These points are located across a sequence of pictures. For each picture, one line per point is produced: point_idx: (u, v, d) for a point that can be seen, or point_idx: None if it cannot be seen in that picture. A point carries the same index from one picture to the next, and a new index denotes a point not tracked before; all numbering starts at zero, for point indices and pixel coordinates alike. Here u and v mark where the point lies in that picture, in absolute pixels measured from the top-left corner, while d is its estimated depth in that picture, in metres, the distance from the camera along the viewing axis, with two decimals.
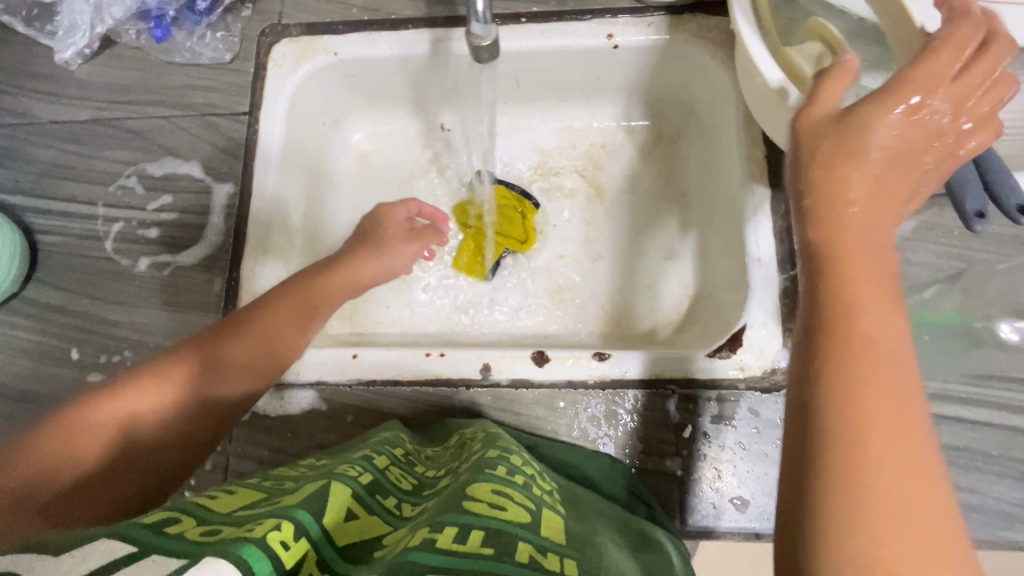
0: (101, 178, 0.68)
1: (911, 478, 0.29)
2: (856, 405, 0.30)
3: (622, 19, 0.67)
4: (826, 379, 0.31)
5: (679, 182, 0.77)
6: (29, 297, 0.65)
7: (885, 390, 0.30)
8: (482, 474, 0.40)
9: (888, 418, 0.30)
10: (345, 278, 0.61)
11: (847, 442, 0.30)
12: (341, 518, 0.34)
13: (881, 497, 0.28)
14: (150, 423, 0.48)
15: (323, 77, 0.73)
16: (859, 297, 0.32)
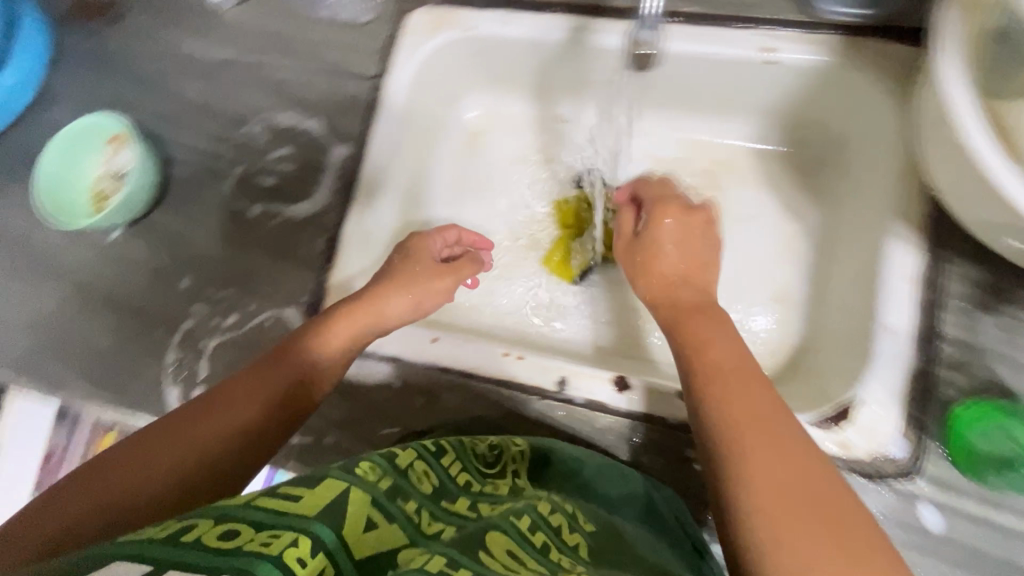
0: (233, 120, 0.72)
1: (781, 450, 0.38)
2: (723, 400, 0.41)
3: (786, 33, 0.60)
4: (699, 388, 0.43)
5: (806, 221, 0.70)
6: (155, 221, 0.70)
7: (754, 429, 0.39)
8: (501, 529, 0.37)
9: (770, 458, 0.38)
10: (394, 299, 0.57)
11: (728, 427, 0.40)
12: (359, 527, 0.32)
13: (767, 478, 0.37)
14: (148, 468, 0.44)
15: (453, 51, 0.72)
16: (709, 360, 0.44)
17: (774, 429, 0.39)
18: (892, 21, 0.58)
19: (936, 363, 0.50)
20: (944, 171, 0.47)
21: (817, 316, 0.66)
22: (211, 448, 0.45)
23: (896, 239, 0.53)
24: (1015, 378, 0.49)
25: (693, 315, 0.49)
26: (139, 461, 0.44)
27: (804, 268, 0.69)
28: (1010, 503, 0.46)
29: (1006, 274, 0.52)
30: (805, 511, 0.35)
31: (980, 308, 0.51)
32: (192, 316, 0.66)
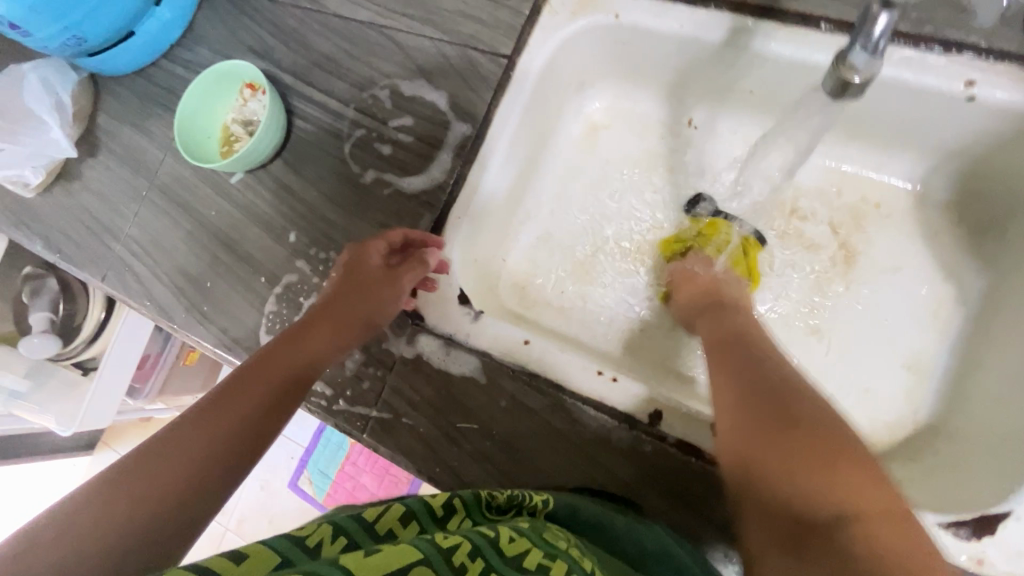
0: (359, 81, 0.71)
1: (795, 408, 0.41)
2: (735, 373, 0.47)
3: (996, 66, 0.51)
4: (717, 369, 0.49)
5: (962, 285, 0.62)
6: (274, 172, 0.71)
7: (763, 409, 0.42)
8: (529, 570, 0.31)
9: (775, 429, 0.40)
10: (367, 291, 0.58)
11: (746, 391, 0.44)
12: (360, 553, 0.28)
13: (787, 433, 0.40)
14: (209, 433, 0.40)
15: (592, 37, 0.67)
16: (723, 364, 0.49)
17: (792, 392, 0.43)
18: None
19: None
20: None
21: (958, 396, 0.58)
22: (244, 416, 0.43)
23: None
24: None
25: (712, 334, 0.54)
26: (170, 449, 0.38)
27: (951, 337, 0.61)
28: None
29: None
30: (827, 462, 0.37)
31: None
32: (294, 272, 0.67)
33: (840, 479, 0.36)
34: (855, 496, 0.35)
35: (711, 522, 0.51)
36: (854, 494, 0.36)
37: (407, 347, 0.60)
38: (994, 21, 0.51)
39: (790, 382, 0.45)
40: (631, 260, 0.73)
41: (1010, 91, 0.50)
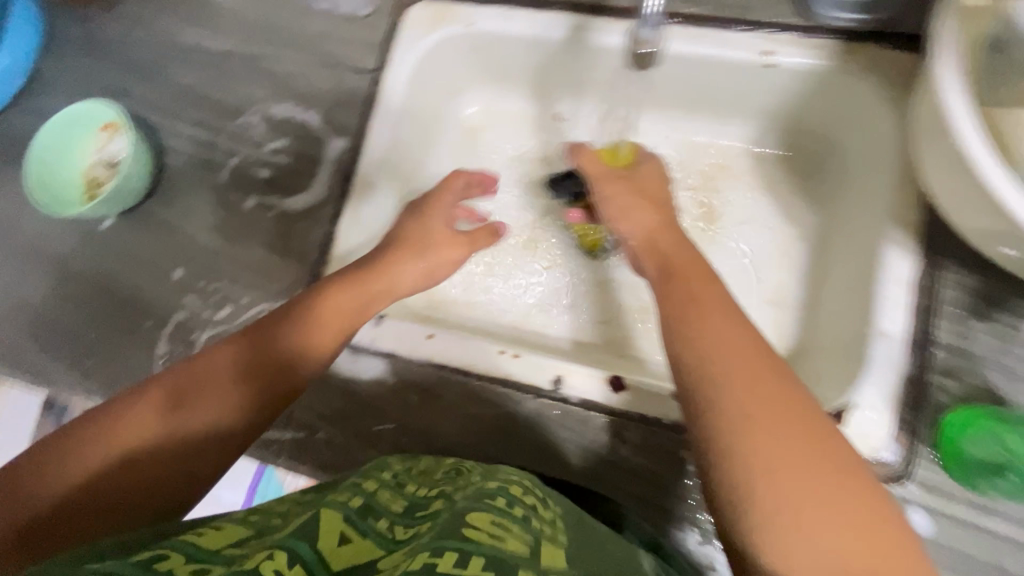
0: (228, 110, 0.71)
1: (808, 439, 0.37)
2: (735, 381, 0.39)
3: (785, 36, 0.60)
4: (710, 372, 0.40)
5: (800, 224, 0.71)
6: (148, 211, 0.69)
7: (758, 402, 0.38)
8: (477, 504, 0.35)
9: (777, 431, 0.37)
10: (348, 293, 0.54)
11: (750, 414, 0.38)
12: (333, 543, 0.31)
13: (802, 481, 0.36)
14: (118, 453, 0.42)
15: (452, 46, 0.71)
16: (702, 329, 0.43)
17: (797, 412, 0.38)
18: (892, 25, 0.58)
19: (930, 368, 0.50)
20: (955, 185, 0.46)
21: (811, 319, 0.66)
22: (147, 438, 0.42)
23: (891, 247, 0.53)
24: (1008, 386, 0.49)
25: (684, 301, 0.45)
26: (79, 452, 0.41)
27: (799, 270, 0.70)
28: (1004, 510, 0.46)
29: (1007, 285, 0.50)
30: (844, 506, 0.35)
31: (978, 315, 0.50)
32: (182, 308, 0.65)
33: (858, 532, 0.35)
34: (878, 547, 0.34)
35: (616, 465, 0.54)
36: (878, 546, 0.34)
37: None
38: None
39: (777, 371, 0.40)
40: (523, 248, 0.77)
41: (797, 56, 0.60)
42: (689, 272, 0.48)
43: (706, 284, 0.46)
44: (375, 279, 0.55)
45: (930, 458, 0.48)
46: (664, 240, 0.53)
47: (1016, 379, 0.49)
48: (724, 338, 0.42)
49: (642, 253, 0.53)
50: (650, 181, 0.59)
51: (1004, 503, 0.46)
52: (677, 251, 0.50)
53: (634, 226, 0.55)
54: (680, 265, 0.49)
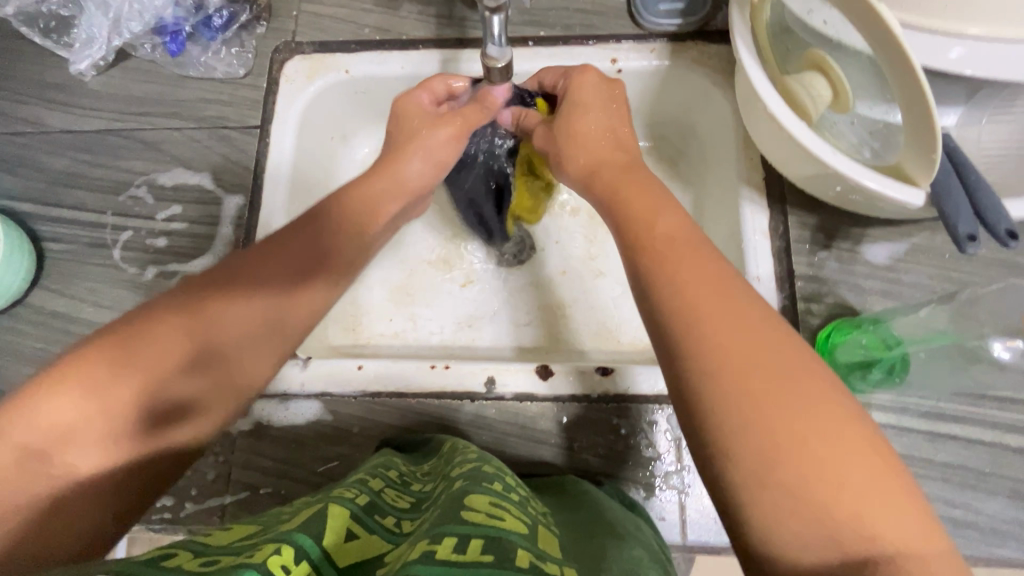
0: (111, 187, 0.69)
1: (773, 358, 0.35)
2: (692, 300, 0.38)
3: (626, 44, 0.70)
4: (671, 294, 0.39)
5: (678, 202, 0.80)
6: (35, 304, 0.65)
7: (728, 325, 0.37)
8: (480, 487, 0.40)
9: (746, 353, 0.35)
10: (283, 335, 0.50)
11: (713, 334, 0.36)
12: (340, 539, 0.34)
13: (764, 403, 0.34)
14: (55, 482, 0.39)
15: (334, 93, 0.75)
16: (661, 266, 0.41)
17: (764, 330, 0.37)
18: (707, 24, 0.69)
19: (796, 298, 0.58)
20: (771, 142, 0.55)
21: None
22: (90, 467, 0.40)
23: (747, 204, 0.63)
24: (859, 300, 0.58)
25: (644, 239, 0.44)
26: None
27: None
28: (878, 401, 0.54)
29: (840, 218, 0.60)
30: (817, 428, 0.33)
31: (822, 246, 0.60)
32: None
33: (830, 460, 0.32)
34: (849, 476, 0.31)
35: (560, 447, 0.58)
36: (849, 475, 0.31)
37: (244, 419, 0.60)
38: (611, 16, 0.71)
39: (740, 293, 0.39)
40: (436, 269, 0.79)
41: (639, 59, 0.70)
42: (640, 209, 0.46)
43: (657, 216, 0.45)
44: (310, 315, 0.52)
45: None
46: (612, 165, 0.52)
47: (863, 292, 0.58)
48: (689, 270, 0.40)
49: (587, 183, 0.53)
50: (584, 131, 0.55)
51: (875, 396, 0.54)
52: (624, 181, 0.50)
53: (571, 150, 0.55)
54: (629, 201, 0.48)
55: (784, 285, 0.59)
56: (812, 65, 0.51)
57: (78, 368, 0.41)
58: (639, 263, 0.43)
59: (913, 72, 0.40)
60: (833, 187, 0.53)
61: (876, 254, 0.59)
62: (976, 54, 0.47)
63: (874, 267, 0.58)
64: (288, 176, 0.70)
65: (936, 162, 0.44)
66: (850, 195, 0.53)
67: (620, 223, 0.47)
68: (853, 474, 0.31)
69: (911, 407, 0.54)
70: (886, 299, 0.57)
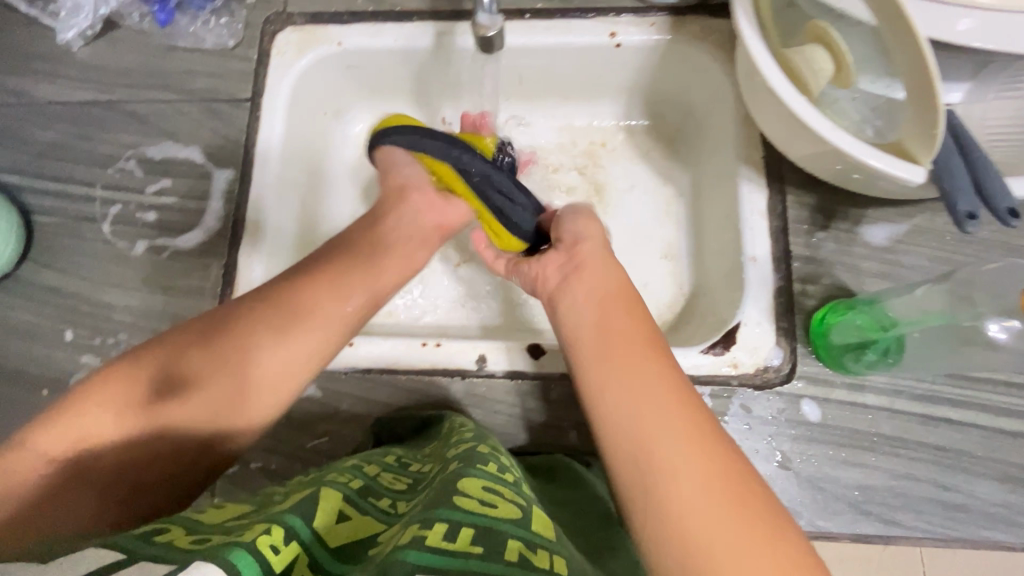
0: (100, 160, 0.68)
1: (692, 429, 0.38)
2: (623, 374, 0.42)
3: (625, 18, 0.68)
4: (609, 366, 0.43)
5: (677, 182, 0.79)
6: (25, 279, 0.65)
7: (653, 401, 0.40)
8: (474, 469, 0.40)
9: (670, 428, 0.38)
10: (308, 335, 0.49)
11: (640, 408, 0.40)
12: (332, 520, 0.34)
13: (681, 478, 0.36)
14: (94, 459, 0.44)
15: (326, 66, 0.73)
16: (603, 346, 0.44)
17: (687, 403, 0.40)
18: None
19: (793, 279, 0.58)
20: (771, 122, 0.54)
21: (699, 265, 0.74)
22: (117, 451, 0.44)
23: (746, 182, 0.61)
24: (856, 282, 0.57)
25: (603, 347, 0.44)
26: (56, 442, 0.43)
27: (683, 225, 0.77)
28: (872, 383, 0.54)
29: (839, 198, 0.59)
30: (729, 500, 0.35)
31: (821, 227, 0.59)
32: (83, 369, 0.62)
33: (740, 533, 0.34)
34: (759, 544, 0.34)
35: (550, 425, 0.58)
36: (757, 544, 0.34)
37: None
38: None
39: (671, 371, 0.42)
40: None
41: (638, 33, 0.68)
42: (609, 297, 0.48)
43: (612, 294, 0.48)
44: (335, 329, 0.51)
45: (806, 353, 0.55)
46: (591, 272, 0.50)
47: (860, 274, 0.57)
48: (625, 344, 0.44)
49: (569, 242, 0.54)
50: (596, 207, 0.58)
51: (869, 378, 0.54)
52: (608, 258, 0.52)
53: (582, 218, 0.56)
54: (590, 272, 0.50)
55: (781, 266, 0.58)
56: (814, 38, 0.50)
57: (120, 366, 0.47)
58: (586, 333, 0.46)
59: (918, 44, 0.39)
60: (831, 165, 0.52)
61: (874, 235, 0.58)
62: (985, 27, 0.45)
63: (873, 248, 0.58)
64: (279, 151, 0.69)
65: (938, 138, 0.42)
66: (849, 174, 0.52)
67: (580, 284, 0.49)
68: (761, 543, 0.34)
69: (905, 389, 0.54)
70: (883, 280, 0.57)
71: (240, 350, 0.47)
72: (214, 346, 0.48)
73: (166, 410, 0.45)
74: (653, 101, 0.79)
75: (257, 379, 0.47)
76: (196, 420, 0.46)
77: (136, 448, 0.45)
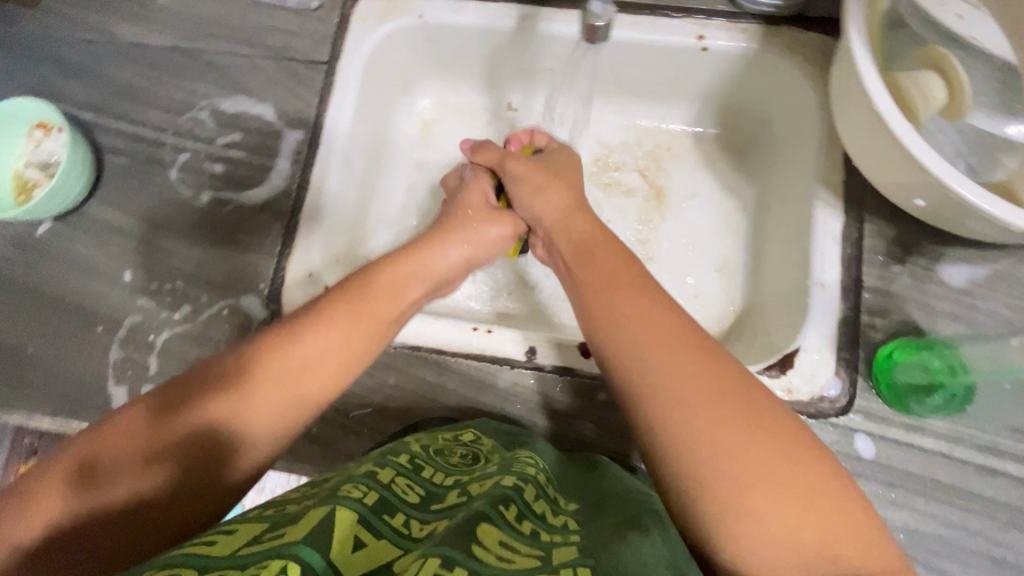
0: (173, 106, 0.69)
1: (720, 381, 0.41)
2: (646, 342, 0.44)
3: (715, 22, 0.66)
4: (625, 332, 0.45)
5: (740, 196, 0.77)
6: (90, 215, 0.66)
7: (678, 357, 0.42)
8: (494, 513, 0.39)
9: (702, 386, 0.41)
10: (320, 342, 0.47)
11: (666, 369, 0.42)
12: (346, 552, 0.34)
13: (719, 433, 0.39)
14: (121, 477, 0.39)
15: (404, 38, 0.73)
16: (616, 312, 0.46)
17: (708, 354, 0.43)
18: (807, 10, 0.65)
19: (860, 310, 0.56)
20: (864, 147, 0.52)
21: (754, 283, 0.72)
22: (151, 464, 0.40)
23: (822, 206, 0.59)
24: (927, 321, 0.55)
25: (616, 313, 0.47)
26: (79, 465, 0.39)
27: (742, 240, 0.76)
28: (932, 427, 0.52)
29: (919, 232, 0.57)
30: (768, 444, 0.39)
31: (896, 260, 0.57)
32: (138, 311, 0.63)
33: (777, 468, 0.38)
34: (797, 475, 0.38)
35: (591, 424, 0.58)
36: (794, 474, 0.38)
37: None
38: None
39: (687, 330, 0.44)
40: None
41: (727, 39, 0.66)
42: (615, 267, 0.50)
43: (615, 262, 0.51)
44: (354, 346, 0.48)
45: (866, 388, 0.54)
46: (600, 263, 0.51)
47: (932, 313, 0.55)
48: (638, 308, 0.46)
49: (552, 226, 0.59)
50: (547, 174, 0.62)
51: (929, 421, 0.52)
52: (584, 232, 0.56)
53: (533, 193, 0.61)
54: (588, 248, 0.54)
55: (850, 295, 0.56)
56: (930, 64, 0.50)
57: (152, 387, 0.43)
58: (596, 302, 0.48)
59: None
60: (920, 201, 0.51)
61: (952, 275, 0.56)
62: None
63: (949, 288, 0.56)
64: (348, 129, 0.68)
65: None
66: (936, 213, 0.51)
67: (580, 262, 0.53)
68: (797, 473, 0.38)
69: (966, 437, 0.52)
70: (957, 323, 0.55)
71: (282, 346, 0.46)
72: (251, 348, 0.46)
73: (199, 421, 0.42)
74: (726, 111, 0.77)
75: (296, 378, 0.45)
76: (235, 427, 0.42)
77: (171, 463, 0.40)
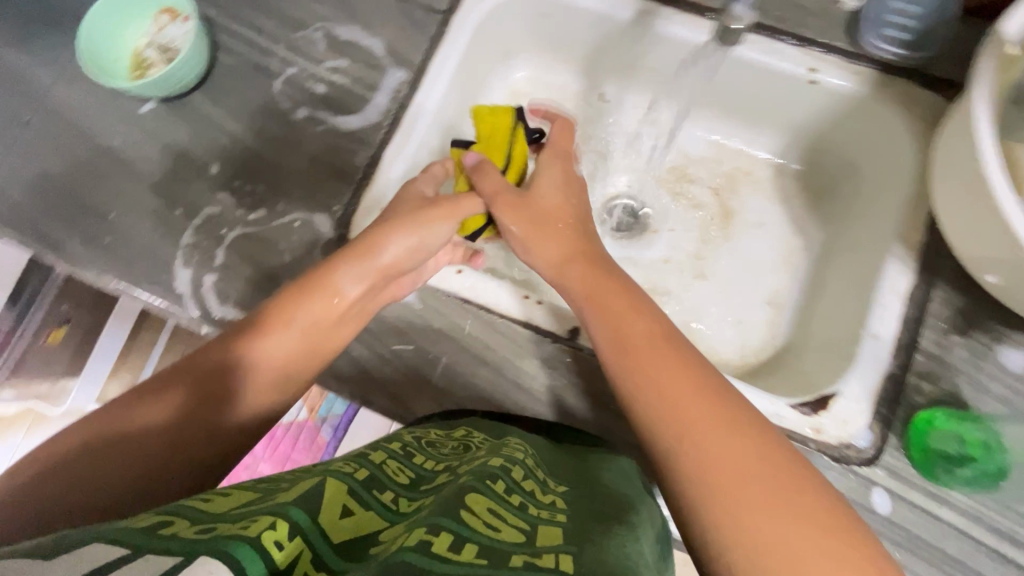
0: (290, 21, 0.71)
1: (712, 402, 0.43)
2: (636, 357, 0.47)
3: (831, 58, 0.66)
4: (624, 349, 0.48)
5: (807, 235, 0.77)
6: (192, 105, 0.69)
7: (672, 375, 0.45)
8: (480, 486, 0.40)
9: (696, 406, 0.43)
10: (307, 307, 0.54)
11: (657, 385, 0.45)
12: (333, 517, 0.33)
13: (711, 454, 0.40)
14: (132, 405, 0.46)
15: (521, 6, 0.74)
16: (615, 327, 0.50)
17: (696, 371, 0.45)
18: (927, 68, 0.64)
19: (909, 371, 0.56)
20: (957, 211, 0.52)
21: (801, 321, 0.72)
22: (159, 398, 0.47)
23: (893, 261, 0.59)
24: (975, 397, 0.55)
25: (618, 330, 0.49)
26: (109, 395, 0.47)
27: (799, 278, 0.75)
28: (953, 500, 0.52)
29: (988, 309, 0.57)
30: (759, 469, 0.39)
31: (958, 331, 0.56)
32: (216, 204, 0.66)
33: (772, 494, 0.38)
34: (793, 505, 0.37)
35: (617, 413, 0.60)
36: (789, 503, 0.38)
37: None
38: (827, 23, 0.67)
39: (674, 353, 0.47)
40: None
41: (839, 78, 0.66)
42: (619, 289, 0.53)
43: (619, 284, 0.53)
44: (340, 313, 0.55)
45: (896, 447, 0.54)
46: (610, 297, 0.53)
47: (982, 391, 0.55)
48: (633, 327, 0.49)
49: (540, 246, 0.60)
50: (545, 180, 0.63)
51: (952, 493, 0.52)
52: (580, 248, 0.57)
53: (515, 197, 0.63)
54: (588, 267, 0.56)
55: (902, 354, 0.56)
56: None
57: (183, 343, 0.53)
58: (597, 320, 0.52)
59: None
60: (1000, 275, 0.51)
61: (1010, 358, 0.55)
62: None
63: (1004, 370, 0.55)
64: (433, 110, 0.69)
65: None
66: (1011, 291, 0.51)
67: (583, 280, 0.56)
68: (792, 501, 0.38)
69: (985, 518, 0.52)
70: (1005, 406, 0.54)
71: (280, 307, 0.53)
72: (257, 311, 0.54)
73: (205, 363, 0.50)
74: (814, 149, 0.76)
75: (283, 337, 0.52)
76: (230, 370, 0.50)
77: (174, 392, 0.47)
